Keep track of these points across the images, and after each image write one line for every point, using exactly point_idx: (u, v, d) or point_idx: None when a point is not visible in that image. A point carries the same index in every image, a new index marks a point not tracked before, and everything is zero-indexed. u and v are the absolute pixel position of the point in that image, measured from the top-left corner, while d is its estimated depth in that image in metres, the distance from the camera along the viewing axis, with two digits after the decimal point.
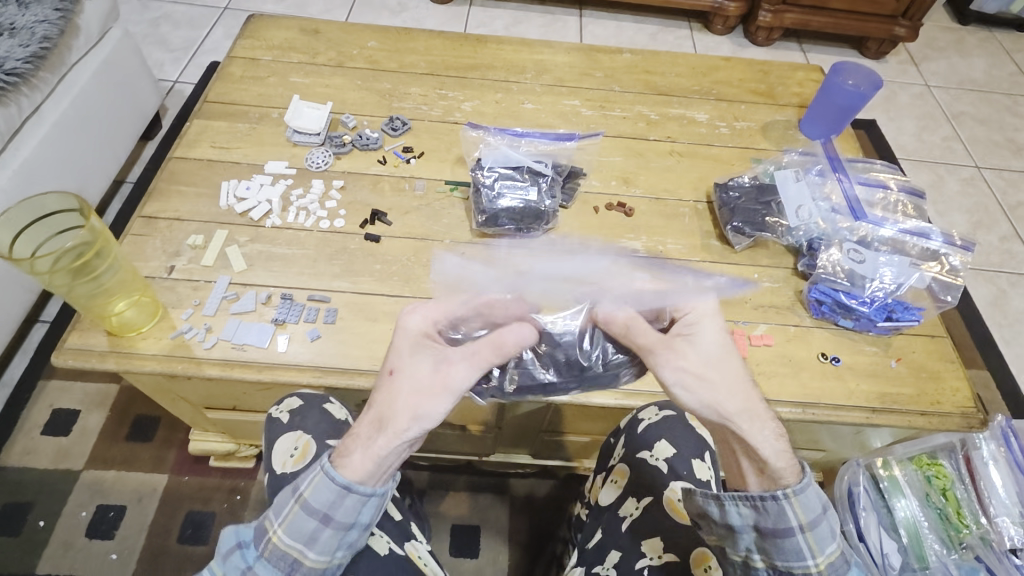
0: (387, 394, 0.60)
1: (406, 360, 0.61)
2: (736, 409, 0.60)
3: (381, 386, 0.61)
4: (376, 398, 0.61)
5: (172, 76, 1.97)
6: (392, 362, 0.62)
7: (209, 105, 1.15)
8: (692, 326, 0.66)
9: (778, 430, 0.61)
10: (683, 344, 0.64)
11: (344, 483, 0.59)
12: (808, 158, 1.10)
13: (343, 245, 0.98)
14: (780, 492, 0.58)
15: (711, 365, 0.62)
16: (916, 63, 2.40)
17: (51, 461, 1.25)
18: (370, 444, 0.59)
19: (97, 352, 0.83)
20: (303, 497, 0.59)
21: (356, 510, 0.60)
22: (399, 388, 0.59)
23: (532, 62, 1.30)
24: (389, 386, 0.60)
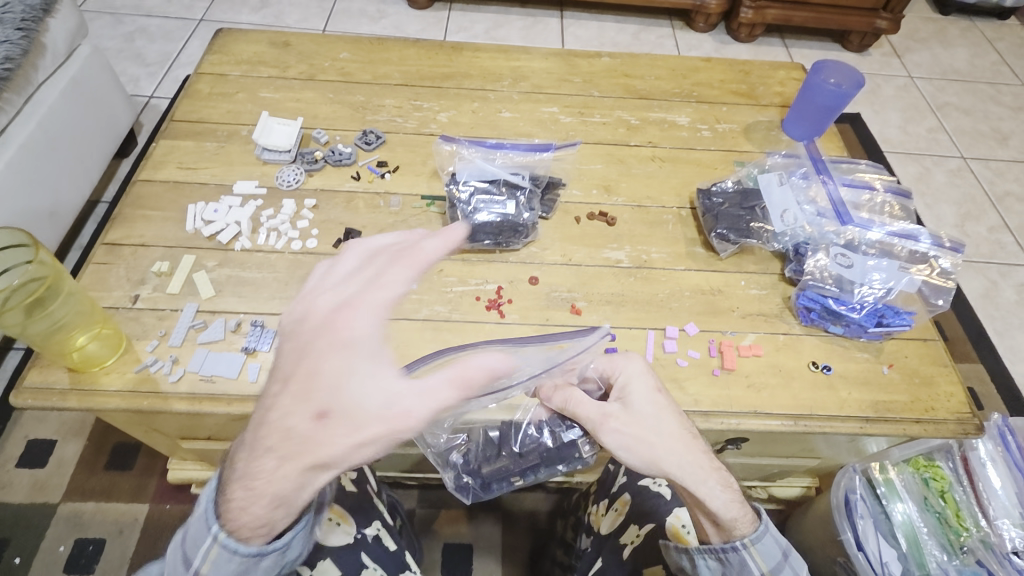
0: (314, 441, 0.47)
1: (339, 399, 0.48)
2: (675, 464, 0.61)
3: (303, 428, 0.48)
4: (293, 440, 0.48)
5: (147, 91, 1.92)
6: (320, 398, 0.48)
7: (176, 124, 1.11)
8: (624, 387, 0.67)
9: (725, 480, 0.63)
10: (616, 408, 0.65)
11: (249, 552, 0.52)
12: (791, 160, 1.08)
13: (315, 266, 0.94)
14: (739, 543, 0.62)
15: (642, 425, 0.63)
16: (899, 55, 2.39)
17: (27, 495, 1.20)
18: (282, 496, 0.49)
19: (58, 390, 0.80)
20: (201, 575, 0.52)
21: (274, 568, 0.55)
22: (334, 435, 0.47)
23: (509, 69, 1.27)
24: (314, 432, 0.48)
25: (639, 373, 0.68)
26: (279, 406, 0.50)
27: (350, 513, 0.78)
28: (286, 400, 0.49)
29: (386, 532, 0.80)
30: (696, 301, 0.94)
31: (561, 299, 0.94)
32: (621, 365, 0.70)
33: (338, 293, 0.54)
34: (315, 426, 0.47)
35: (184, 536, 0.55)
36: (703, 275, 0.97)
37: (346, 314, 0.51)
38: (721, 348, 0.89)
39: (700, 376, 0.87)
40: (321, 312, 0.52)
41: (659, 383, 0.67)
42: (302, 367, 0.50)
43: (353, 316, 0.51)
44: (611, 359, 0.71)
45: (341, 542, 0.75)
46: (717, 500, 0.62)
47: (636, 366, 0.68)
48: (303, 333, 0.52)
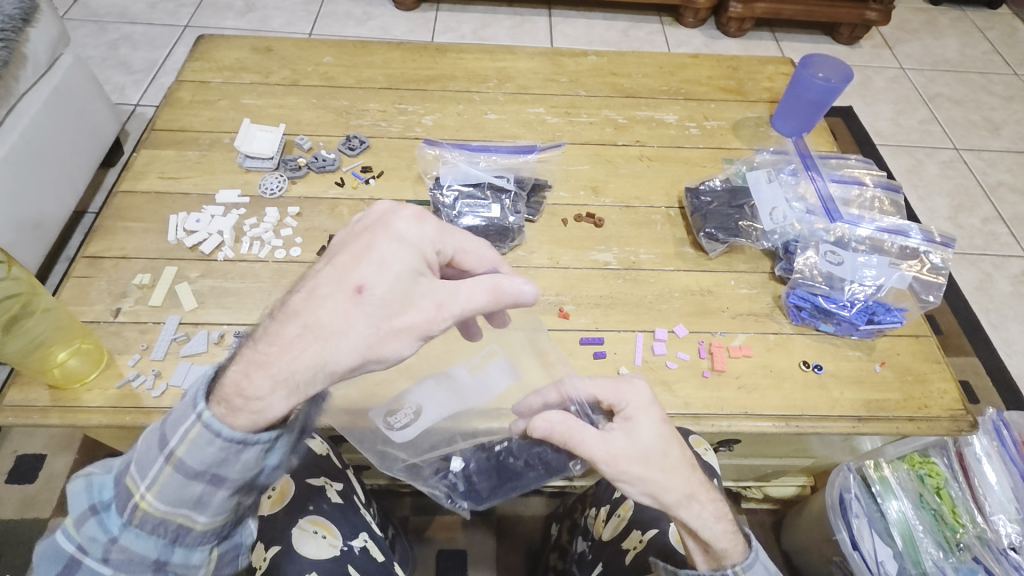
0: (343, 317, 0.48)
1: (384, 282, 0.50)
2: (680, 497, 0.61)
3: (337, 299, 0.49)
4: (325, 311, 0.49)
5: (133, 99, 1.91)
6: (362, 274, 0.50)
7: (157, 133, 1.10)
8: (630, 418, 0.64)
9: (719, 510, 0.63)
10: (618, 439, 0.62)
11: (230, 439, 0.48)
12: (780, 157, 1.07)
13: (300, 275, 0.93)
14: (729, 571, 0.63)
15: (646, 460, 0.61)
16: (890, 46, 2.38)
17: (17, 511, 1.19)
18: (278, 378, 0.47)
19: (39, 407, 0.78)
20: (176, 457, 0.49)
21: (255, 464, 0.50)
22: (364, 311, 0.49)
23: (494, 69, 1.26)
24: (349, 306, 0.49)
25: (647, 402, 0.66)
26: (322, 279, 0.50)
27: (337, 525, 0.74)
28: (331, 270, 0.50)
29: (375, 543, 0.76)
30: (686, 301, 0.93)
31: (549, 303, 0.92)
32: (628, 395, 0.66)
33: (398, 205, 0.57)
34: (352, 300, 0.49)
35: (162, 422, 0.51)
36: (693, 276, 0.96)
37: (411, 212, 0.54)
38: (712, 349, 0.88)
39: (690, 378, 0.86)
40: (382, 208, 0.55)
41: (663, 414, 0.65)
42: (353, 243, 0.52)
43: (421, 221, 0.54)
44: (614, 385, 0.68)
45: (328, 556, 0.71)
46: (716, 528, 0.62)
47: (644, 394, 0.65)
48: (362, 221, 0.54)
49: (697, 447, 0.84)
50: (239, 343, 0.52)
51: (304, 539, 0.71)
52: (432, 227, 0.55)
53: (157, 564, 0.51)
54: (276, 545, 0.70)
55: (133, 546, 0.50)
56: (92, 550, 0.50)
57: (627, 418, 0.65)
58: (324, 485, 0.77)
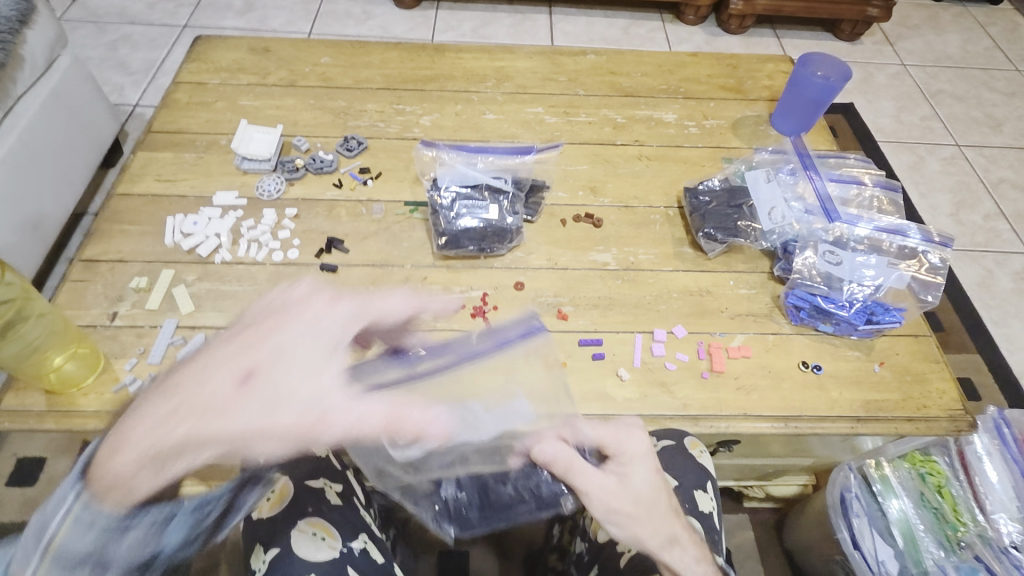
0: (220, 399, 0.44)
1: (275, 372, 0.46)
2: (662, 540, 0.62)
3: (220, 381, 0.45)
4: (205, 390, 0.45)
5: (132, 99, 1.90)
6: (257, 356, 0.47)
7: (154, 135, 1.10)
8: (626, 466, 0.65)
9: (705, 557, 0.64)
10: (613, 482, 0.64)
11: (109, 526, 0.46)
12: (779, 156, 1.06)
13: (297, 278, 0.93)
14: None
15: (637, 505, 0.63)
16: (891, 42, 2.36)
17: (19, 513, 1.19)
18: (146, 452, 0.43)
19: (35, 412, 0.78)
20: (54, 547, 0.46)
21: (151, 541, 0.49)
22: (240, 400, 0.44)
23: (493, 69, 1.25)
24: (232, 392, 0.45)
25: (644, 453, 0.67)
26: (214, 352, 0.48)
27: (335, 526, 0.73)
28: (227, 345, 0.48)
29: (374, 545, 0.75)
30: (684, 302, 0.93)
31: (547, 304, 0.92)
32: (627, 442, 0.67)
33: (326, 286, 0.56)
34: (236, 387, 0.45)
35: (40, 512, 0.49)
36: (691, 276, 0.96)
37: (326, 298, 0.54)
38: (711, 350, 0.88)
39: (688, 379, 0.85)
40: (299, 288, 0.54)
41: (657, 465, 0.67)
42: (264, 324, 0.50)
43: (333, 304, 0.53)
44: (615, 431, 0.68)
45: (326, 557, 0.70)
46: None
47: (642, 444, 0.66)
48: (277, 299, 0.53)
49: (692, 449, 0.81)
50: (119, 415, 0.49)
51: (303, 541, 0.70)
52: (351, 308, 0.55)
53: None
54: (275, 547, 0.70)
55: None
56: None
57: (622, 465, 0.66)
58: (323, 487, 0.76)
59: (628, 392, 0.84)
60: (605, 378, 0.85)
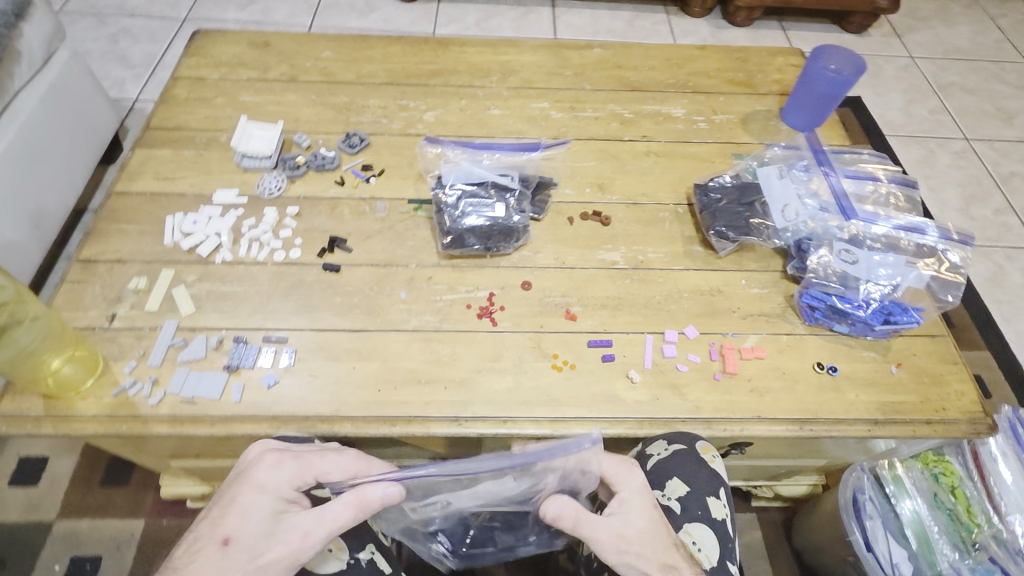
0: (209, 567, 0.59)
1: (242, 531, 0.61)
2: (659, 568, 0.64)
3: (208, 553, 0.60)
4: (198, 563, 0.60)
5: (132, 94, 1.88)
6: (229, 526, 0.61)
7: (153, 132, 1.08)
8: (626, 503, 0.67)
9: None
10: (616, 520, 0.65)
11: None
12: (791, 152, 1.03)
13: (299, 278, 0.91)
14: None
15: (641, 541, 0.64)
16: (900, 35, 2.33)
17: (21, 513, 1.18)
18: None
19: (33, 417, 0.77)
20: None
21: None
22: (228, 561, 0.59)
23: (498, 63, 1.23)
24: (217, 558, 0.60)
25: (640, 488, 0.69)
26: (199, 529, 0.62)
27: (343, 536, 0.72)
28: (207, 525, 0.62)
29: (381, 554, 0.74)
30: (695, 302, 0.91)
31: (554, 305, 0.90)
32: (626, 480, 0.69)
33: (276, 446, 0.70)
34: (219, 551, 0.60)
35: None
36: (702, 275, 0.94)
37: (273, 459, 0.66)
38: (723, 351, 0.86)
39: (700, 381, 0.83)
40: (254, 454, 0.68)
41: (654, 499, 0.69)
42: (224, 497, 0.64)
43: (280, 465, 0.65)
44: (616, 466, 0.70)
45: (333, 569, 0.70)
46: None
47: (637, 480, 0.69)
48: (239, 469, 0.67)
49: (705, 454, 0.80)
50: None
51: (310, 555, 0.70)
52: (291, 462, 0.66)
53: None
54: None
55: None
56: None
57: (622, 501, 0.68)
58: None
59: (639, 395, 0.82)
60: (614, 380, 0.83)
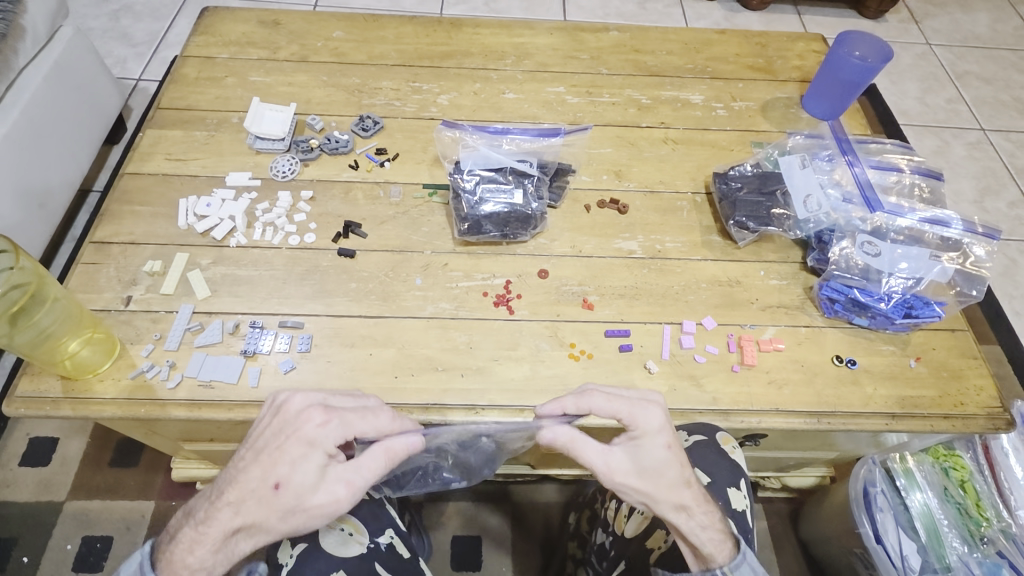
0: (261, 508, 0.60)
1: (293, 479, 0.60)
2: (671, 506, 0.65)
3: (259, 494, 0.60)
4: (248, 502, 0.60)
5: (135, 72, 1.85)
6: (278, 472, 0.60)
7: (163, 112, 1.06)
8: (637, 441, 0.65)
9: (709, 520, 0.66)
10: (621, 455, 0.65)
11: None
12: (814, 141, 1.00)
13: (314, 263, 0.90)
14: (717, 572, 0.65)
15: (649, 480, 0.65)
16: (917, 21, 2.28)
17: (33, 493, 1.18)
18: (221, 540, 0.61)
19: (51, 399, 0.76)
20: None
21: None
22: (278, 504, 0.60)
23: (512, 46, 1.20)
24: (267, 501, 0.60)
25: (658, 428, 0.66)
26: (245, 471, 0.61)
27: (363, 522, 0.73)
28: (250, 469, 0.61)
29: (400, 539, 0.74)
30: (713, 293, 0.90)
31: (571, 294, 0.89)
32: (650, 420, 0.66)
33: (315, 396, 0.66)
34: (270, 495, 0.60)
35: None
36: (721, 265, 0.93)
37: (318, 415, 0.63)
38: (741, 343, 0.85)
39: (718, 373, 0.83)
40: (295, 404, 0.64)
41: (673, 438, 0.66)
42: (271, 445, 0.62)
43: (326, 423, 0.62)
44: (630, 404, 0.67)
45: (354, 553, 0.70)
46: (703, 535, 0.65)
47: (655, 420, 0.65)
48: (277, 417, 0.64)
49: (724, 445, 0.80)
50: (181, 512, 0.67)
51: (331, 537, 0.71)
52: (335, 419, 0.63)
53: None
54: (302, 543, 0.70)
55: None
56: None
57: (635, 439, 0.66)
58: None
59: (657, 385, 0.81)
60: (632, 370, 0.82)
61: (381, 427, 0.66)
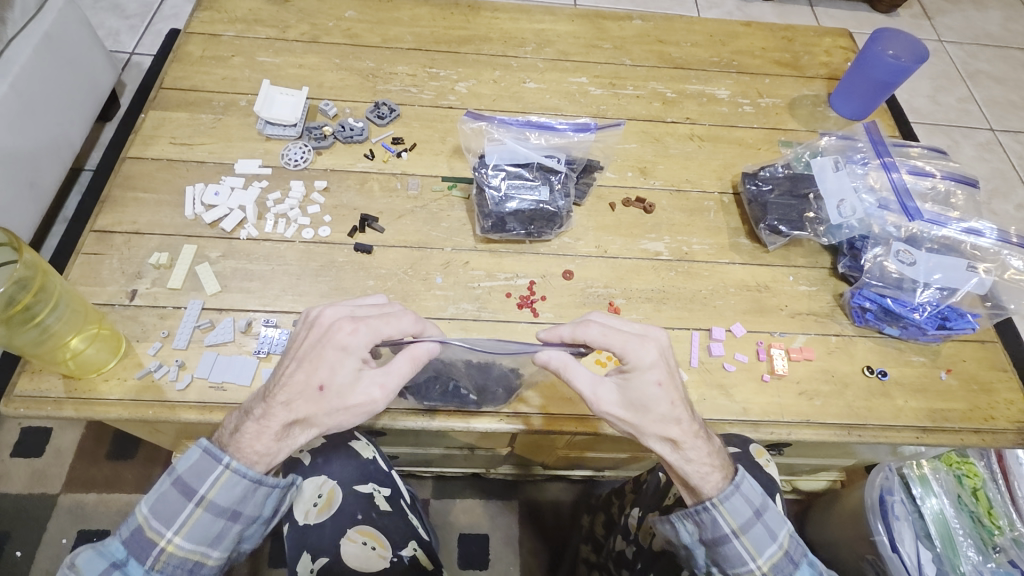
0: (310, 407, 0.61)
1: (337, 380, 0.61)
2: (661, 442, 0.64)
3: (303, 395, 0.60)
4: (296, 402, 0.60)
5: (128, 46, 1.76)
6: (321, 374, 0.60)
7: (166, 92, 1.00)
8: (629, 374, 0.64)
9: (702, 451, 0.64)
10: (611, 385, 0.65)
11: (256, 477, 0.60)
12: (846, 143, 0.97)
13: (329, 258, 0.86)
14: (707, 503, 0.64)
15: (636, 412, 0.63)
16: (930, 16, 2.25)
17: (26, 485, 1.14)
18: (278, 434, 0.60)
19: (53, 399, 0.72)
20: None
21: None
22: (324, 405, 0.60)
23: (532, 32, 1.15)
24: (314, 401, 0.61)
25: (650, 364, 0.63)
26: (288, 376, 0.61)
27: (386, 535, 0.74)
28: (293, 373, 0.61)
29: (424, 552, 0.74)
30: (742, 298, 0.88)
31: (597, 296, 0.87)
32: (635, 355, 0.63)
33: (344, 308, 0.64)
34: (315, 397, 0.60)
35: (172, 479, 0.59)
36: (749, 270, 0.91)
37: (348, 324, 0.62)
38: (771, 352, 0.83)
39: (748, 382, 0.81)
40: (327, 316, 0.63)
41: (666, 374, 0.63)
42: (309, 352, 0.61)
43: (357, 331, 0.62)
44: (624, 338, 0.64)
45: (376, 568, 0.71)
46: (689, 467, 0.64)
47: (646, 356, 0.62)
48: (312, 330, 0.63)
49: (758, 458, 0.79)
50: (236, 412, 0.65)
51: (353, 550, 0.72)
52: (366, 326, 0.62)
53: None
54: (324, 557, 0.72)
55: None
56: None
57: (625, 371, 0.64)
58: (372, 493, 0.77)
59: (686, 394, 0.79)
60: None
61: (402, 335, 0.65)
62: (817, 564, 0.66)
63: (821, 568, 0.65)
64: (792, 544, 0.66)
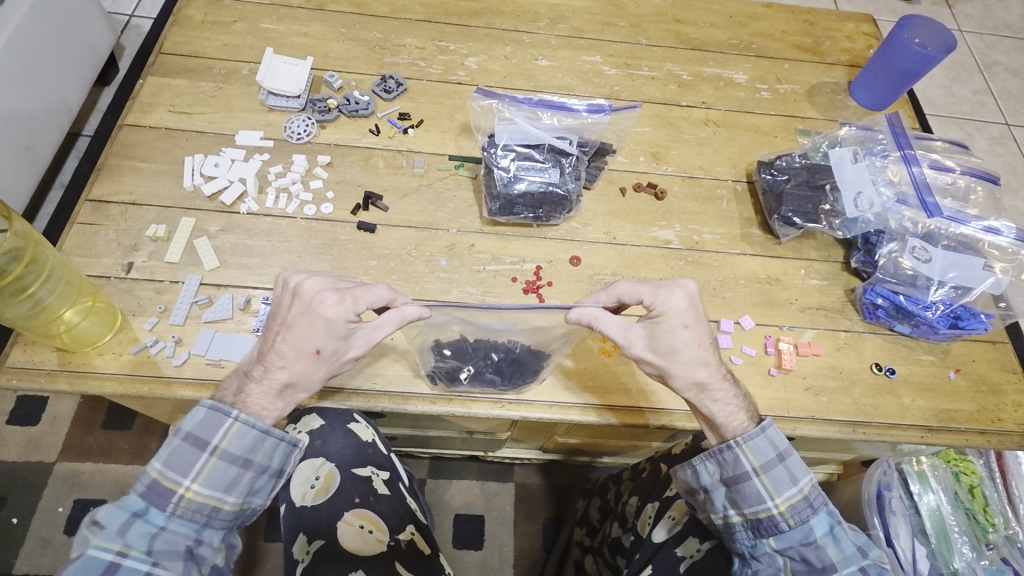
0: (307, 369, 0.62)
1: (332, 344, 0.62)
2: (688, 385, 0.65)
3: (301, 359, 0.61)
4: (295, 366, 0.61)
5: (127, 8, 1.70)
6: (316, 340, 0.61)
7: (165, 58, 0.96)
8: (657, 321, 0.65)
9: (733, 395, 0.66)
10: (640, 330, 0.66)
11: (265, 427, 0.60)
12: (867, 134, 0.95)
13: (331, 236, 0.84)
14: (732, 441, 0.64)
15: (665, 355, 0.65)
16: (950, 4, 2.18)
17: (20, 453, 1.13)
18: (281, 394, 0.62)
19: (46, 371, 0.71)
20: None
21: None
22: (321, 365, 0.63)
23: (545, 7, 1.11)
24: (313, 363, 0.62)
25: (678, 310, 0.64)
26: (280, 342, 0.61)
27: (383, 519, 0.73)
28: (286, 340, 0.61)
29: (421, 537, 0.74)
30: (752, 291, 0.86)
31: (604, 283, 0.85)
32: (665, 300, 0.64)
33: (326, 279, 0.63)
34: (313, 360, 0.62)
35: (183, 435, 0.58)
36: (760, 261, 0.89)
37: (332, 295, 0.61)
38: (780, 347, 0.82)
39: (754, 376, 0.80)
40: (309, 286, 0.62)
41: (694, 320, 0.65)
42: (299, 321, 0.61)
43: (343, 300, 0.61)
44: (653, 288, 0.65)
45: (374, 551, 0.70)
46: (715, 407, 0.66)
47: (678, 303, 0.64)
48: (295, 300, 0.61)
49: None
50: (233, 373, 0.65)
51: (349, 532, 0.71)
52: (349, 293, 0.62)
53: (189, 551, 0.57)
54: (320, 539, 0.71)
55: (176, 535, 0.57)
56: (136, 547, 0.54)
57: (653, 318, 0.65)
58: (370, 476, 0.77)
59: None
60: None
61: (378, 295, 0.65)
62: (838, 515, 0.64)
63: (840, 517, 0.62)
64: (812, 491, 0.63)
